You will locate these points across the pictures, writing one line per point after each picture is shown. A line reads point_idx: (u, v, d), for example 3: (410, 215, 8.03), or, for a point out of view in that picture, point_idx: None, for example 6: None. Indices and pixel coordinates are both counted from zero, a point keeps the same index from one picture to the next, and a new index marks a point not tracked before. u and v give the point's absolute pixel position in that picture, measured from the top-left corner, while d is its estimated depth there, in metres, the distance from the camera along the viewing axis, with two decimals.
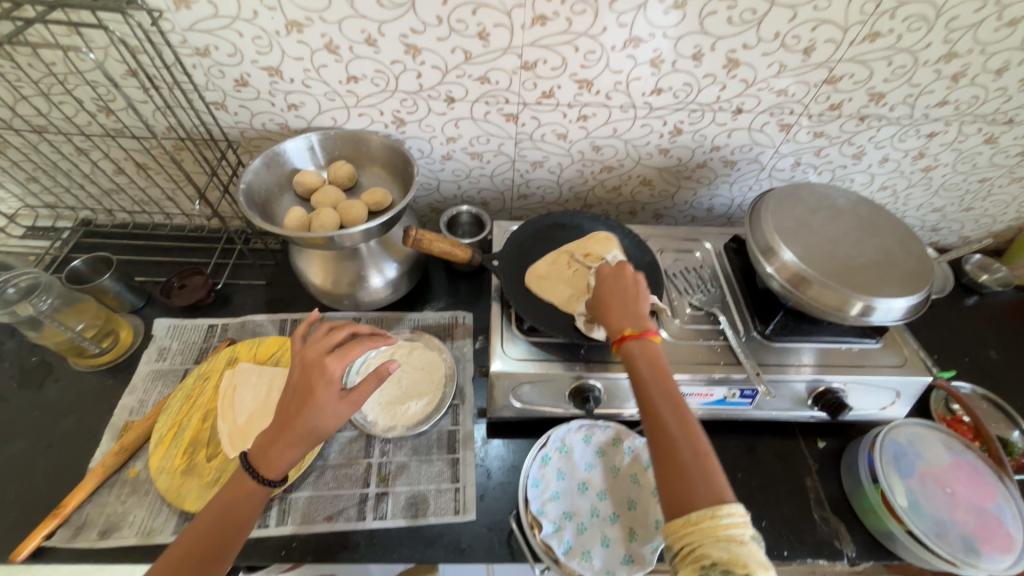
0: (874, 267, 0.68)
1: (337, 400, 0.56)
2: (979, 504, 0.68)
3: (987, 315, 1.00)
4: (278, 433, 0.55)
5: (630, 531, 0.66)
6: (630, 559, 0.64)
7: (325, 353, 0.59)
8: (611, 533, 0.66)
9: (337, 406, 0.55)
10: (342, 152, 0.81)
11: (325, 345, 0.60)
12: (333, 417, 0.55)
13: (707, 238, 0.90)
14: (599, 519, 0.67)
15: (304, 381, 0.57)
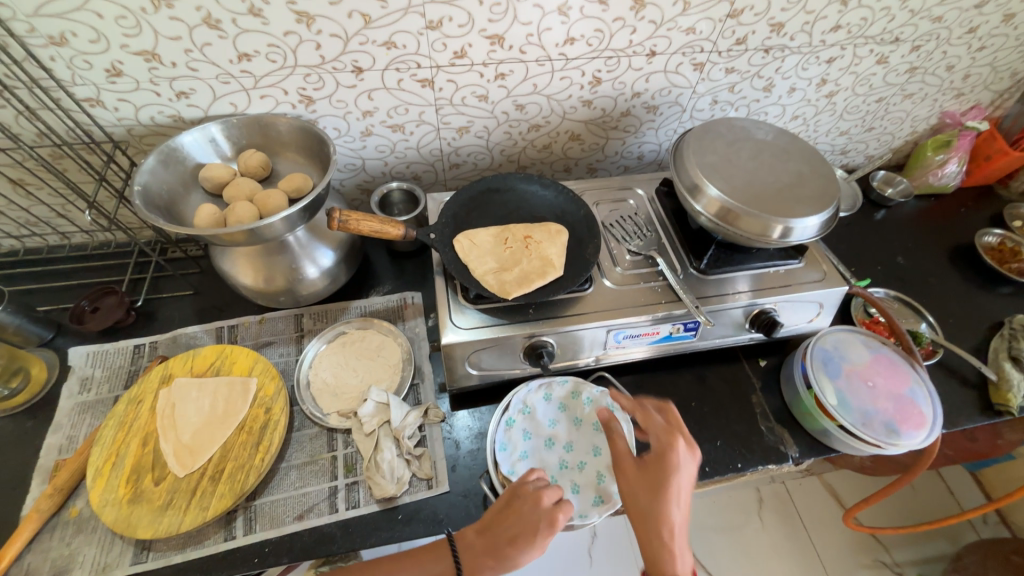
0: (788, 191, 0.72)
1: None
2: (896, 391, 0.76)
3: (894, 224, 1.09)
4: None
5: (598, 475, 0.70)
6: (600, 501, 0.67)
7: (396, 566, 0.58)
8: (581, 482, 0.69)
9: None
10: (250, 140, 0.75)
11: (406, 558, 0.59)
12: None
13: (639, 184, 0.92)
14: (568, 469, 0.70)
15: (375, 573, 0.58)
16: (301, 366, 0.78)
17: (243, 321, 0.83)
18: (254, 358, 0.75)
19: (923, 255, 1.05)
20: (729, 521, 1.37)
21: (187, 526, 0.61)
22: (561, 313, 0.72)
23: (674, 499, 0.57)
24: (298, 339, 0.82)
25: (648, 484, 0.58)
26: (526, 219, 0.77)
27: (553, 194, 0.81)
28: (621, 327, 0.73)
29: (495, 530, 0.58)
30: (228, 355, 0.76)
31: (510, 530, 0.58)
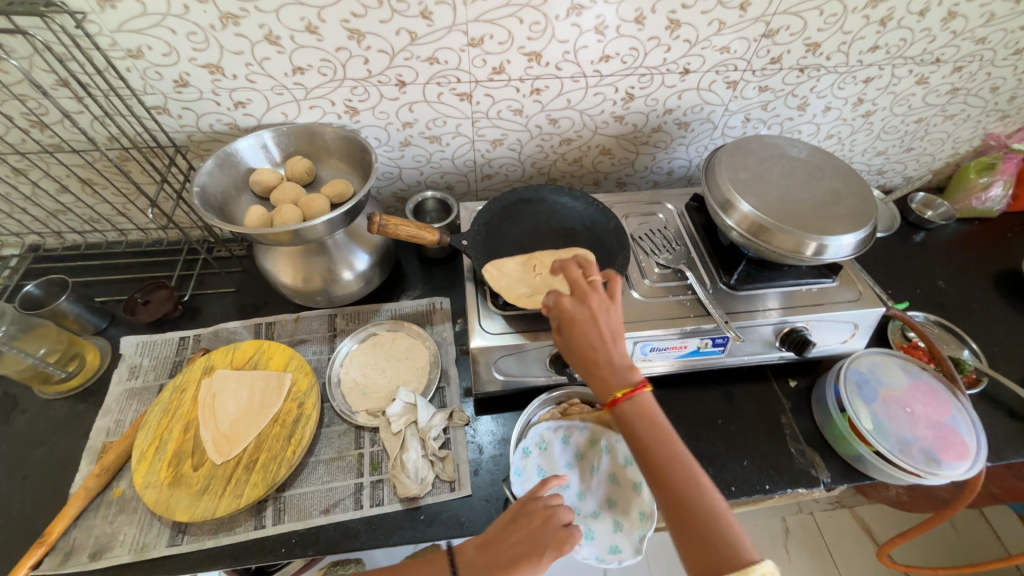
0: (822, 208, 0.71)
1: None
2: (936, 418, 0.73)
3: (934, 247, 1.06)
4: None
5: (615, 522, 0.66)
6: (617, 550, 0.64)
7: None
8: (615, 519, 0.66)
9: None
10: (297, 147, 0.80)
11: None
12: None
13: (668, 199, 0.92)
14: (582, 515, 0.67)
15: None
16: (333, 365, 0.81)
17: (280, 319, 0.87)
18: (289, 354, 0.78)
19: (966, 280, 1.01)
20: None
21: (221, 512, 0.64)
22: None
23: (612, 369, 0.55)
24: (331, 338, 0.85)
25: (568, 350, 0.58)
26: (556, 230, 0.79)
27: (584, 206, 0.82)
28: (648, 339, 0.73)
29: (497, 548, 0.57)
30: (266, 350, 0.79)
31: (515, 547, 0.57)
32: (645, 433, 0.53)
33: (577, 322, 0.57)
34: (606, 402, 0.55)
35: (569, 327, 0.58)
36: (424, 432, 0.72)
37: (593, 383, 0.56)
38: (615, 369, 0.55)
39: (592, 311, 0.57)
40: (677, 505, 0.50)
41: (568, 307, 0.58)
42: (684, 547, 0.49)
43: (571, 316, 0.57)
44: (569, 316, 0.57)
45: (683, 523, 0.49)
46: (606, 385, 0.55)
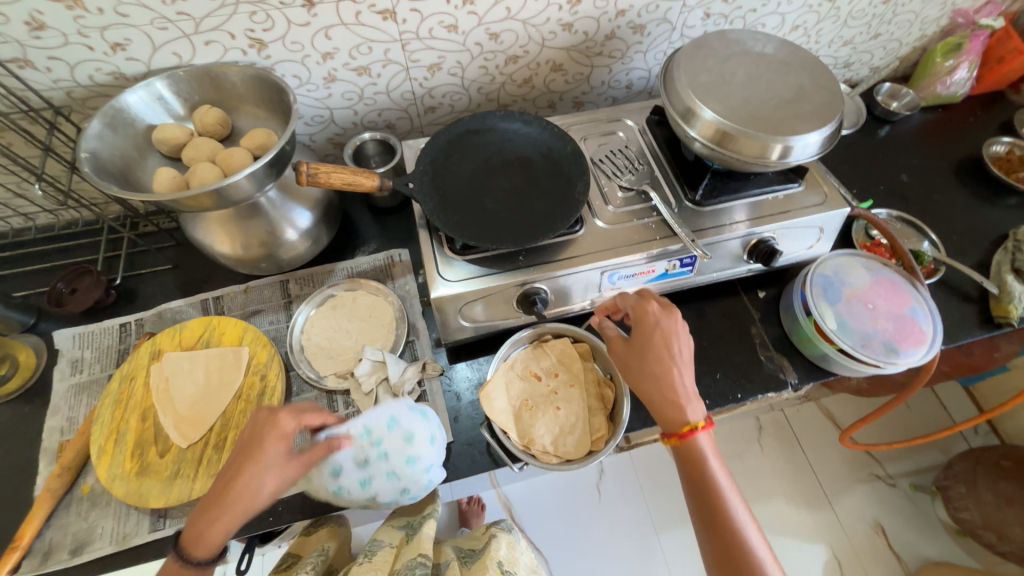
0: (788, 107, 0.67)
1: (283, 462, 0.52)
2: (896, 311, 0.75)
3: (898, 141, 1.04)
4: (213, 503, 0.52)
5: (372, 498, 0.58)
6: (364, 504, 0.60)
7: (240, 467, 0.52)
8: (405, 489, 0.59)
9: (282, 467, 0.52)
10: (202, 95, 0.69)
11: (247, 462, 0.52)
12: (274, 479, 0.52)
13: (628, 115, 0.86)
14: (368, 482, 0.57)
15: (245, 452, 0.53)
16: (292, 333, 0.76)
17: (228, 292, 0.81)
18: (242, 327, 0.74)
19: (929, 171, 1.00)
20: (730, 449, 1.42)
21: (197, 493, 0.62)
22: (553, 258, 0.69)
23: (686, 400, 0.59)
24: (287, 306, 0.80)
25: (637, 360, 0.62)
26: (509, 160, 0.73)
27: (537, 131, 0.75)
28: (615, 267, 0.70)
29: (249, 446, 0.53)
30: (216, 326, 0.74)
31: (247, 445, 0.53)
32: (703, 466, 0.58)
33: (671, 347, 0.61)
34: (674, 424, 0.59)
35: (663, 349, 0.61)
36: (396, 387, 0.71)
37: (660, 407, 0.60)
38: (684, 391, 0.60)
39: (675, 349, 0.61)
40: (719, 518, 0.56)
41: (653, 333, 0.62)
42: (708, 535, 0.56)
43: (672, 348, 0.61)
44: (665, 346, 0.61)
45: (721, 539, 0.55)
46: (674, 404, 0.59)
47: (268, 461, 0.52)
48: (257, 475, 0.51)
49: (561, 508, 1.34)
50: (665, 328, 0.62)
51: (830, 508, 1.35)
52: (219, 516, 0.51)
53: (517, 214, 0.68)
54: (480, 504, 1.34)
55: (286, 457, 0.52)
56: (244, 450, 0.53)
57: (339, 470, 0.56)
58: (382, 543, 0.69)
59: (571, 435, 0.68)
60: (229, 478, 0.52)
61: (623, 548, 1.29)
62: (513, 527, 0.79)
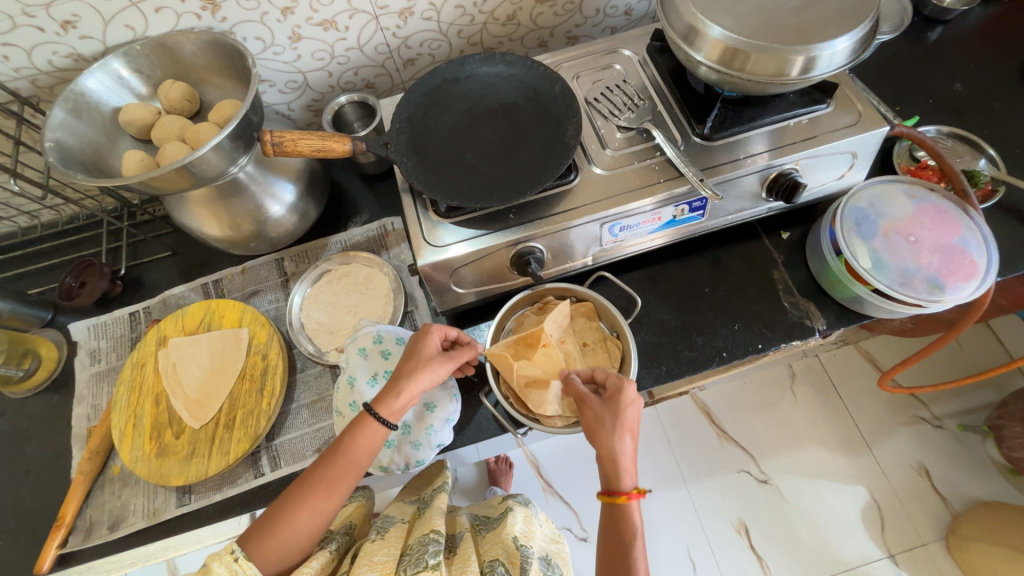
0: (810, 10, 0.57)
1: (441, 358, 0.60)
2: (943, 243, 0.66)
3: (952, 44, 0.89)
4: (386, 395, 0.58)
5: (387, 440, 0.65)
6: None
7: (412, 374, 0.58)
8: (417, 426, 0.65)
9: (441, 362, 0.60)
10: (165, 70, 0.66)
11: (387, 388, 0.58)
12: (436, 372, 0.59)
13: (627, 45, 0.76)
14: None
15: (403, 370, 0.59)
16: (291, 311, 0.76)
17: (226, 274, 0.80)
18: (240, 309, 0.74)
19: (990, 76, 0.86)
20: (759, 399, 1.38)
21: (214, 470, 0.64)
22: (546, 213, 0.64)
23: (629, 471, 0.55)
24: (284, 284, 0.80)
25: (596, 425, 0.57)
26: (493, 109, 0.66)
27: (522, 72, 0.68)
28: (616, 218, 0.65)
29: (401, 369, 0.59)
30: (216, 309, 0.74)
31: (401, 369, 0.59)
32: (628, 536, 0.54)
33: (629, 421, 0.57)
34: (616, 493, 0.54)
35: (628, 420, 0.56)
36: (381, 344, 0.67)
37: (615, 475, 0.55)
38: (627, 472, 0.55)
39: (628, 423, 0.57)
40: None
41: (629, 410, 0.57)
42: None
43: (630, 420, 0.57)
44: (628, 412, 0.57)
45: None
46: (618, 478, 0.55)
47: (433, 358, 0.59)
48: (421, 370, 0.59)
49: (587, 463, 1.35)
50: (631, 403, 0.58)
51: (869, 453, 1.29)
52: (393, 403, 0.57)
53: (503, 167, 0.63)
54: (507, 463, 1.37)
55: (440, 352, 0.60)
56: (398, 373, 0.59)
57: (353, 380, 0.65)
58: (393, 519, 0.70)
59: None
60: (399, 374, 0.59)
61: (651, 501, 1.30)
62: (531, 501, 0.77)
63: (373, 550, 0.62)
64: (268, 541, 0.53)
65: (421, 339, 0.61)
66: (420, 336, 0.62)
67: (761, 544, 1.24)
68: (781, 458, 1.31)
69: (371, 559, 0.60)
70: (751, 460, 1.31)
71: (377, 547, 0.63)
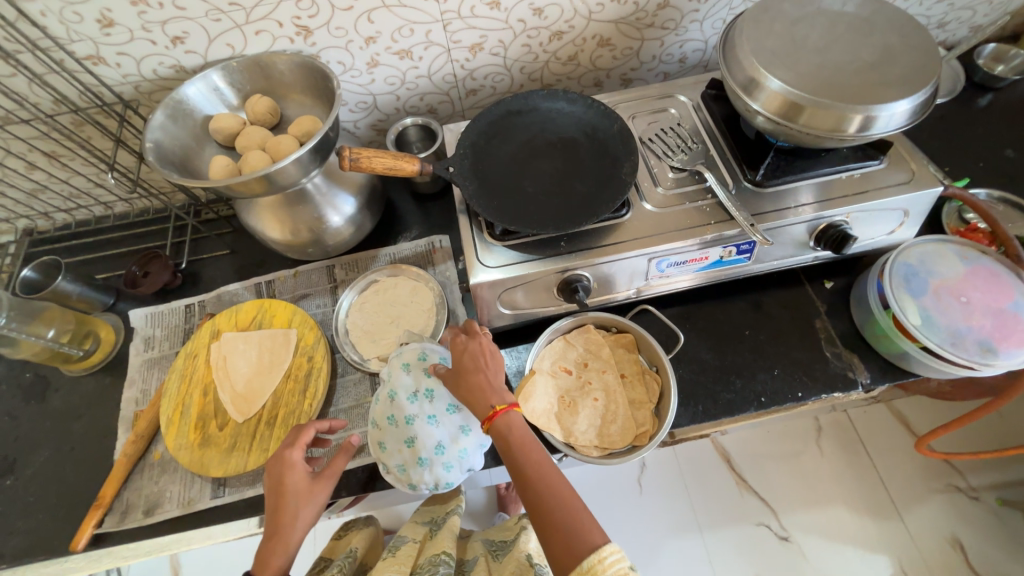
0: (871, 72, 0.59)
1: (312, 483, 0.58)
2: (995, 306, 0.66)
3: (1002, 110, 0.90)
4: (270, 537, 0.54)
5: (420, 458, 0.64)
6: (402, 468, 0.65)
7: (288, 509, 0.55)
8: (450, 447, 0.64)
9: (314, 488, 0.57)
10: (255, 85, 0.72)
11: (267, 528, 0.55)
12: (316, 497, 0.57)
13: (681, 91, 0.79)
14: (415, 425, 0.65)
15: (273, 509, 0.56)
16: (338, 316, 0.79)
17: (279, 276, 0.84)
18: (291, 310, 0.77)
19: None
20: (784, 450, 1.33)
21: (252, 465, 0.66)
22: (597, 244, 0.66)
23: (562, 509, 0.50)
24: (333, 290, 0.83)
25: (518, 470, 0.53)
26: (552, 142, 0.70)
27: (582, 110, 0.72)
28: (664, 255, 0.66)
29: (273, 507, 0.56)
30: (268, 309, 0.77)
31: (274, 505, 0.56)
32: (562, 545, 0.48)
33: (487, 372, 0.59)
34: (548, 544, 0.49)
35: (467, 373, 0.59)
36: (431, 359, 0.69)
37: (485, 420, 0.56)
38: (499, 390, 0.58)
39: (490, 366, 0.59)
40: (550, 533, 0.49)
41: (455, 372, 0.60)
42: None
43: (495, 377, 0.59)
44: (471, 366, 0.59)
45: None
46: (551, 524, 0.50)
47: (301, 489, 0.57)
48: (298, 504, 0.56)
49: (602, 499, 1.32)
50: (472, 352, 0.60)
51: (899, 520, 1.23)
52: (272, 547, 0.54)
53: (560, 198, 0.65)
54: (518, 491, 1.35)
55: (309, 479, 0.58)
56: (272, 512, 0.55)
57: (394, 394, 0.66)
58: (405, 538, 0.71)
59: (615, 423, 0.66)
60: (270, 522, 0.55)
61: (665, 546, 1.25)
62: None
63: (384, 566, 0.63)
64: None
65: (285, 470, 0.57)
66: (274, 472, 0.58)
67: None
68: (805, 514, 1.26)
69: (383, 574, 0.62)
70: (772, 513, 1.26)
71: (389, 563, 0.64)
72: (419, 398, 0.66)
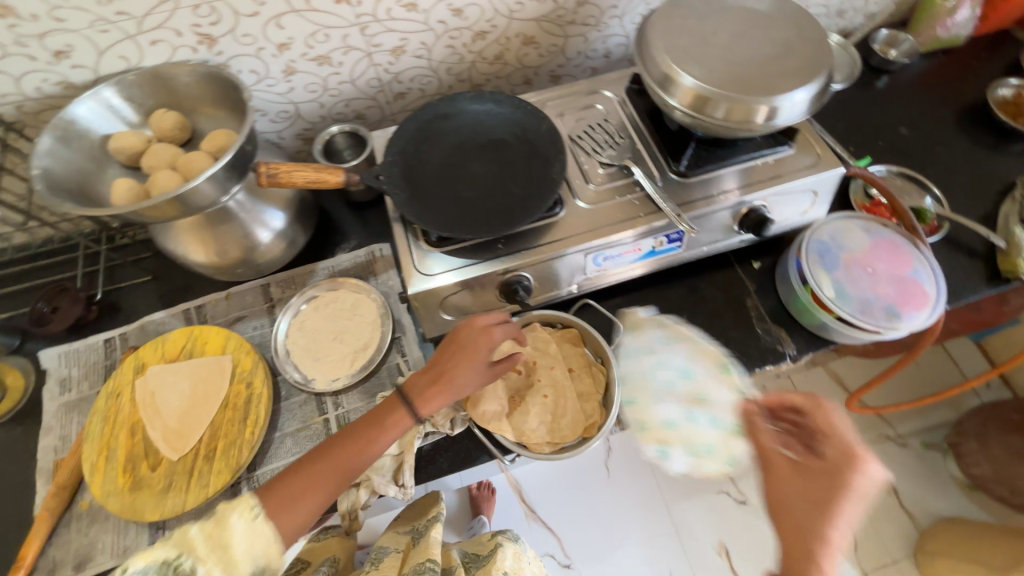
0: (771, 64, 0.62)
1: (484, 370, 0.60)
2: (897, 274, 0.72)
3: (896, 92, 0.98)
4: (434, 381, 0.59)
5: (700, 395, 0.66)
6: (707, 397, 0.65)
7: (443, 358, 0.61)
8: (693, 387, 0.66)
9: (481, 372, 0.60)
10: (158, 99, 0.67)
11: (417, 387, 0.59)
12: (473, 378, 0.60)
13: (607, 86, 0.81)
14: (714, 381, 0.67)
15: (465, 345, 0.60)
16: (276, 337, 0.75)
17: (209, 300, 0.80)
18: (225, 335, 0.72)
19: (929, 121, 0.95)
20: None
21: (192, 504, 0.62)
22: (533, 243, 0.67)
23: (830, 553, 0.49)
24: (270, 310, 0.79)
25: (819, 476, 0.53)
26: (482, 146, 0.69)
27: (510, 111, 0.71)
28: (599, 249, 0.68)
29: (435, 366, 0.61)
30: (198, 336, 0.73)
31: (444, 363, 0.60)
32: (787, 541, 0.51)
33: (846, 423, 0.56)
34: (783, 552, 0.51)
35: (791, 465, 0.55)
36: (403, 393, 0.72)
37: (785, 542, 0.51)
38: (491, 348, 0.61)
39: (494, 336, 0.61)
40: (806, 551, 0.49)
41: (458, 363, 0.60)
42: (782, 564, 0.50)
43: (859, 480, 0.52)
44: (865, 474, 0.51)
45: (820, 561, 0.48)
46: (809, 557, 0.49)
47: (478, 364, 0.60)
48: (462, 366, 0.60)
49: (572, 487, 1.34)
50: (821, 423, 0.56)
51: None
52: (429, 393, 0.59)
53: (493, 201, 0.65)
54: (489, 489, 1.35)
55: (483, 364, 0.60)
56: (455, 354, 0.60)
57: (688, 371, 0.67)
58: (387, 549, 0.86)
59: (566, 417, 0.68)
60: (437, 368, 0.60)
61: (635, 526, 1.29)
62: (518, 538, 0.89)
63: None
64: (286, 501, 0.53)
65: (474, 334, 0.61)
66: (472, 333, 0.61)
67: (742, 566, 1.25)
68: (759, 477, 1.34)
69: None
70: (729, 480, 1.34)
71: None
72: (685, 369, 0.68)
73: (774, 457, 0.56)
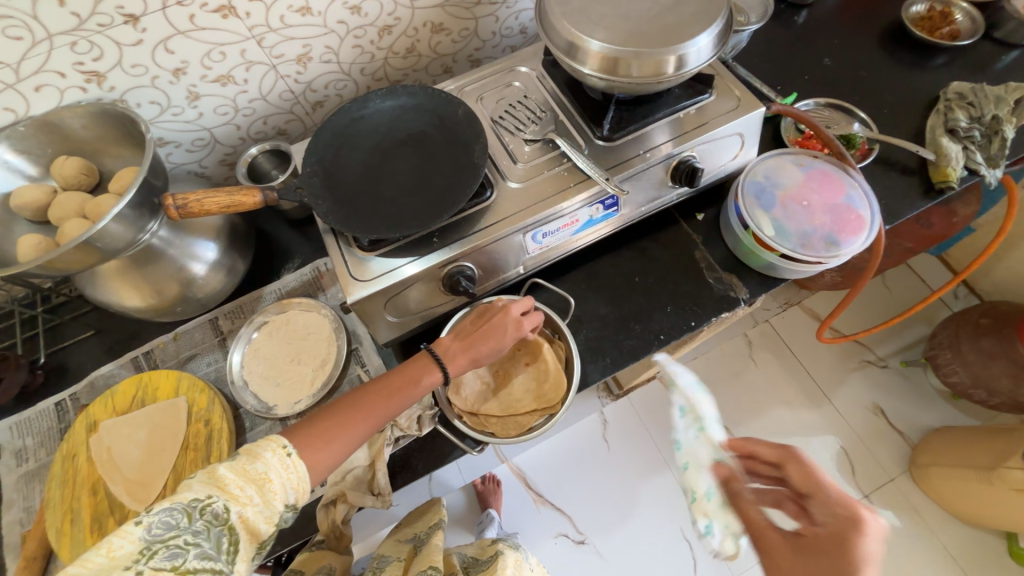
0: (671, 14, 0.62)
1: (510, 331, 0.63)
2: (832, 203, 0.73)
3: (816, 24, 0.99)
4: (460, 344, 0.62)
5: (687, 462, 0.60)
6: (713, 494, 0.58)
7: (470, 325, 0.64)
8: (689, 477, 0.60)
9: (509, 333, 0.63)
10: (55, 146, 0.64)
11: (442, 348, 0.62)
12: (495, 344, 0.63)
13: (524, 61, 0.80)
14: (688, 467, 0.60)
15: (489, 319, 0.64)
16: (231, 370, 0.74)
17: (158, 344, 0.77)
18: (176, 377, 0.71)
19: (850, 48, 0.96)
20: (722, 369, 1.43)
21: None
22: (469, 231, 0.66)
23: None
24: (221, 343, 0.77)
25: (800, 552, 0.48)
26: (402, 141, 0.68)
27: (425, 102, 0.70)
28: (537, 226, 0.67)
29: (468, 333, 0.63)
30: (149, 382, 0.71)
31: (476, 332, 0.63)
32: None
33: (840, 493, 0.50)
34: None
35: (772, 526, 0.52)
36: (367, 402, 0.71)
37: None
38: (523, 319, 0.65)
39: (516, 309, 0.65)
40: None
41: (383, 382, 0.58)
42: None
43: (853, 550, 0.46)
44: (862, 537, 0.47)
45: None
46: None
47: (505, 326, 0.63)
48: (491, 328, 0.63)
49: (575, 465, 1.35)
50: (805, 468, 0.54)
51: (828, 403, 1.37)
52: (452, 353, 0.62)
53: (420, 195, 0.64)
54: (495, 482, 1.35)
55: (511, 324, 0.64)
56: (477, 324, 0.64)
57: (686, 462, 0.61)
58: (390, 559, 0.81)
59: (547, 382, 0.69)
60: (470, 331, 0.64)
61: (643, 489, 1.31)
62: (519, 545, 0.87)
63: None
64: (314, 442, 0.52)
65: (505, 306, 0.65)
66: (495, 312, 0.65)
67: None
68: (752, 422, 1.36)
69: None
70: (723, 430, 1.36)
71: None
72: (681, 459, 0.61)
73: (767, 532, 0.52)
